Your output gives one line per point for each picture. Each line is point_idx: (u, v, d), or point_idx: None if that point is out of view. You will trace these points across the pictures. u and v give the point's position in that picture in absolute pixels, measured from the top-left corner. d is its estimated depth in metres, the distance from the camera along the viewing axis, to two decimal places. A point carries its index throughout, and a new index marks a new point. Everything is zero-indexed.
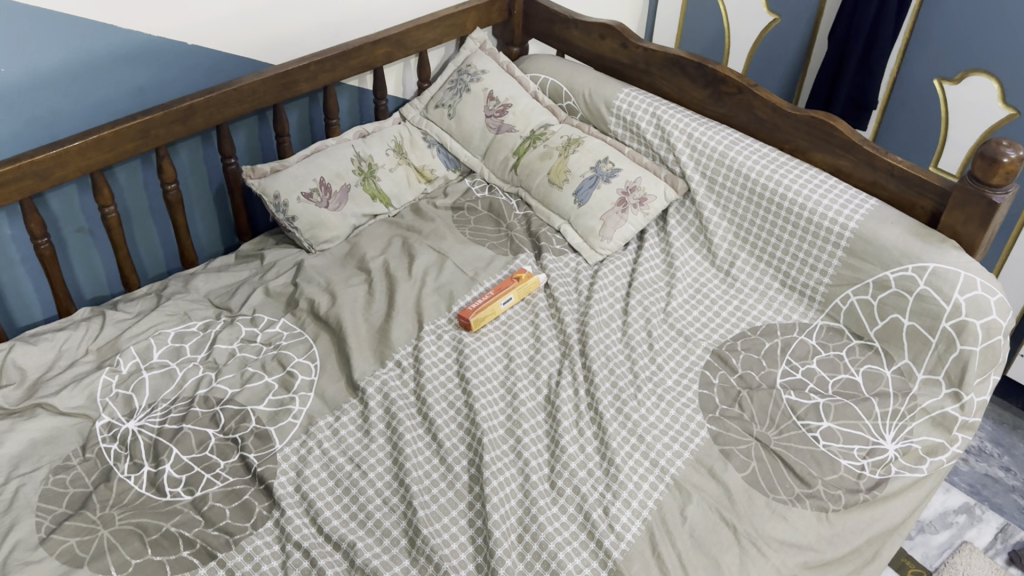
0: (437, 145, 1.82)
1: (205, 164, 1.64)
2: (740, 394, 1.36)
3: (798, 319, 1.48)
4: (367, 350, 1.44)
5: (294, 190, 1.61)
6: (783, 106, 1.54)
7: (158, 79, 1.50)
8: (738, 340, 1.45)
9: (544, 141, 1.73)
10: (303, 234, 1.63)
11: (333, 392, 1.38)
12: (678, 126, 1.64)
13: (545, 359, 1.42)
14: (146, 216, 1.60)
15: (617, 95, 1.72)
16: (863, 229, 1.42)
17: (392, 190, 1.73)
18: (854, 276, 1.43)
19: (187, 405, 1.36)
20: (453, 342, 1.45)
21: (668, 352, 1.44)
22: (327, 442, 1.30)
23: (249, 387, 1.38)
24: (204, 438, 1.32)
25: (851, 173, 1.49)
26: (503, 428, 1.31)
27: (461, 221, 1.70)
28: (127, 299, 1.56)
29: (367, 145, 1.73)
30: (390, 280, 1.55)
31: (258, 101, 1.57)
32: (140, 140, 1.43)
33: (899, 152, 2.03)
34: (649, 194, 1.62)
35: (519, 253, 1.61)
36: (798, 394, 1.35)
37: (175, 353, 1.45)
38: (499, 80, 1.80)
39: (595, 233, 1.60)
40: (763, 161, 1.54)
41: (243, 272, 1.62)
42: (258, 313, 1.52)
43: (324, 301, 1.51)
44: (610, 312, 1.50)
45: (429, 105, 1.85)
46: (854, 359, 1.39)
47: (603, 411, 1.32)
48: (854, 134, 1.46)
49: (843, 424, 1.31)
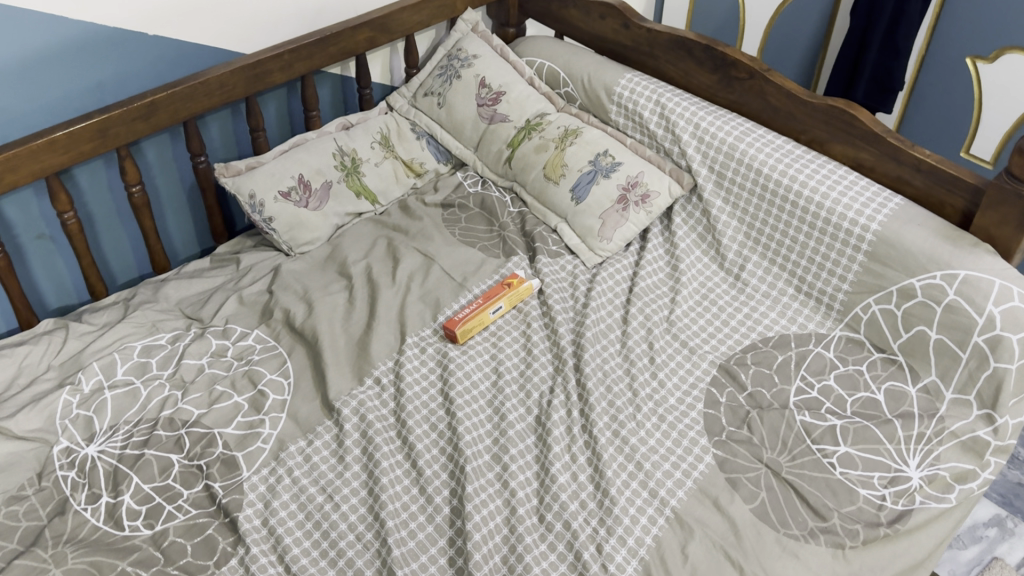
0: (427, 136, 1.70)
1: (175, 163, 1.52)
2: (749, 415, 1.23)
3: (814, 329, 1.34)
4: (344, 365, 1.33)
5: (271, 188, 1.50)
6: (800, 93, 1.39)
7: (118, 73, 1.37)
8: (747, 352, 1.32)
9: (539, 132, 1.60)
10: (281, 236, 1.52)
11: (306, 413, 1.28)
12: (684, 115, 1.49)
13: (536, 376, 1.30)
14: (112, 220, 1.49)
15: (619, 81, 1.57)
16: (887, 231, 1.27)
17: (378, 186, 1.62)
18: (876, 283, 1.29)
19: (150, 428, 1.27)
20: (437, 357, 1.34)
21: (670, 367, 1.31)
22: (298, 471, 1.20)
23: (216, 409, 1.28)
24: (167, 465, 1.22)
25: (873, 167, 1.34)
26: (488, 455, 1.21)
27: (452, 219, 1.58)
28: (93, 309, 1.46)
29: (350, 138, 1.62)
30: (372, 287, 1.44)
31: (227, 95, 1.45)
32: (97, 140, 1.32)
33: (925, 135, 1.88)
34: (652, 191, 1.48)
35: (512, 255, 1.49)
36: (812, 416, 1.22)
37: (141, 369, 1.35)
38: (492, 65, 1.67)
39: (594, 234, 1.48)
40: (777, 154, 1.39)
41: (217, 278, 1.52)
42: (231, 324, 1.42)
43: (300, 312, 1.41)
44: (608, 321, 1.38)
45: (417, 93, 1.72)
46: (875, 376, 1.25)
47: (598, 436, 1.20)
48: (877, 125, 1.31)
49: (863, 449, 1.18)
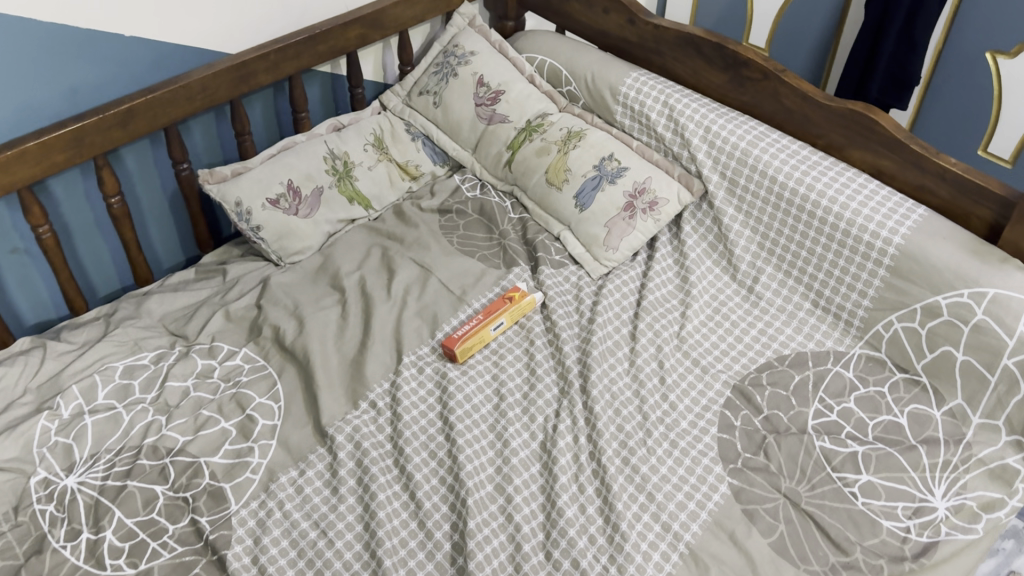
0: (422, 137, 1.63)
1: (157, 171, 1.44)
2: (766, 440, 1.17)
3: (832, 346, 1.27)
4: (338, 388, 1.26)
5: (258, 196, 1.43)
6: (818, 95, 1.31)
7: (93, 77, 1.29)
8: (763, 372, 1.25)
9: (541, 134, 1.52)
10: (270, 245, 1.45)
11: (298, 439, 1.21)
12: (693, 117, 1.42)
13: (540, 398, 1.23)
14: (91, 231, 1.41)
15: (624, 80, 1.50)
16: (910, 246, 1.20)
17: (371, 191, 1.55)
18: (898, 300, 1.22)
19: (133, 458, 1.20)
20: (436, 378, 1.27)
21: (682, 387, 1.24)
22: (290, 504, 1.14)
23: (203, 436, 1.22)
24: (150, 497, 1.15)
25: (894, 175, 1.27)
26: (490, 485, 1.14)
27: (449, 226, 1.51)
28: (72, 325, 1.39)
29: (342, 140, 1.54)
30: (367, 302, 1.37)
31: (210, 98, 1.37)
32: (72, 149, 1.24)
33: (940, 130, 1.80)
34: (660, 198, 1.41)
35: (513, 266, 1.42)
36: (833, 441, 1.16)
37: (123, 392, 1.28)
38: (490, 62, 1.59)
39: (599, 243, 1.41)
40: (793, 161, 1.32)
41: (203, 291, 1.44)
42: (217, 342, 1.35)
43: (291, 329, 1.34)
44: (616, 338, 1.31)
45: (412, 92, 1.65)
46: (898, 398, 1.19)
47: (607, 465, 1.14)
48: (900, 131, 1.24)
49: (885, 478, 1.12)
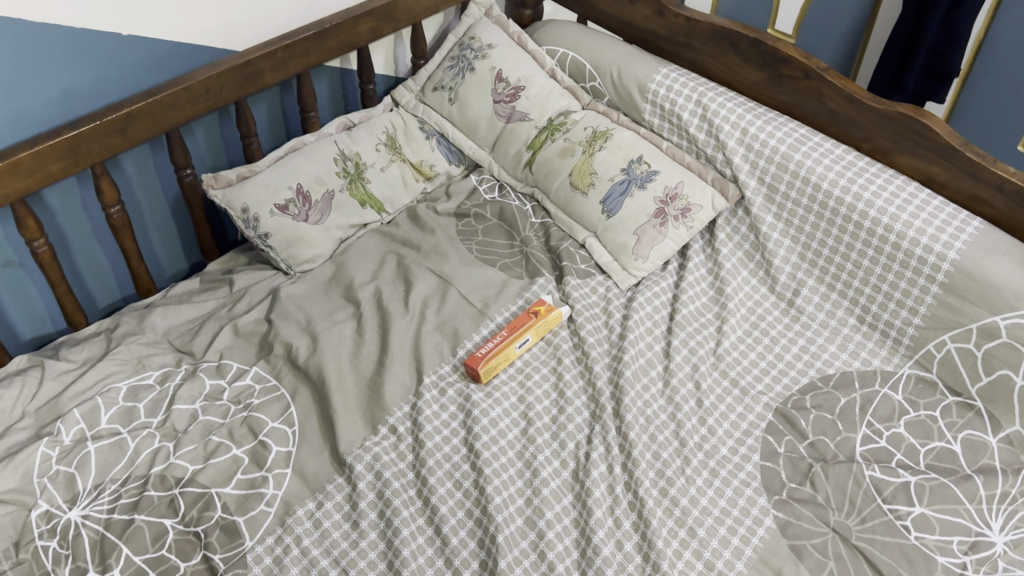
0: (437, 135, 1.55)
1: (158, 176, 1.36)
2: (812, 469, 1.10)
3: (879, 366, 1.20)
4: (355, 412, 1.19)
5: (266, 202, 1.35)
6: (864, 96, 1.23)
7: (88, 80, 1.20)
8: (806, 394, 1.18)
9: (563, 133, 1.44)
10: (279, 253, 1.37)
11: (314, 467, 1.14)
12: (729, 117, 1.33)
13: (571, 423, 1.16)
14: (90, 242, 1.34)
15: (653, 76, 1.41)
16: (966, 261, 1.12)
17: (384, 193, 1.47)
18: (952, 318, 1.15)
19: (140, 488, 1.13)
20: (459, 401, 1.20)
21: (720, 411, 1.18)
22: (307, 539, 1.07)
23: (213, 464, 1.15)
24: (160, 532, 1.08)
25: (946, 183, 1.19)
26: (520, 519, 1.07)
27: (467, 232, 1.43)
28: (72, 342, 1.31)
29: (353, 140, 1.46)
30: (383, 317, 1.29)
31: (214, 100, 1.28)
32: (67, 159, 1.15)
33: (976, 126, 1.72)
34: (693, 204, 1.33)
35: (537, 276, 1.35)
36: (883, 470, 1.09)
37: (128, 416, 1.21)
38: (509, 56, 1.51)
39: (628, 252, 1.33)
40: (838, 167, 1.24)
41: (209, 303, 1.37)
42: (225, 360, 1.27)
43: (304, 346, 1.26)
44: (648, 355, 1.24)
45: (426, 87, 1.57)
46: (951, 423, 1.12)
47: (645, 497, 1.07)
48: (954, 137, 1.16)
49: (940, 510, 1.05)
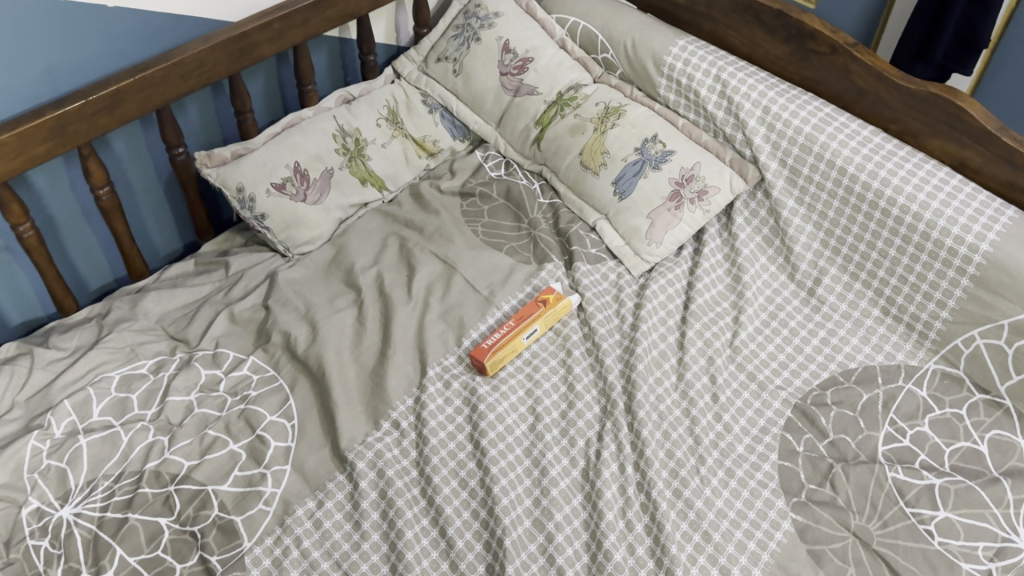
0: (440, 109, 1.48)
1: (149, 154, 1.29)
2: (832, 470, 1.06)
3: (903, 360, 1.16)
4: (357, 405, 1.14)
5: (262, 180, 1.29)
6: (895, 75, 1.15)
7: (75, 55, 1.13)
8: (827, 389, 1.14)
9: (574, 108, 1.38)
10: (276, 235, 1.31)
11: (314, 464, 1.10)
12: (749, 94, 1.26)
13: (581, 419, 1.12)
14: (79, 224, 1.28)
15: (670, 49, 1.33)
16: (999, 253, 1.07)
17: (386, 170, 1.41)
18: (983, 313, 1.10)
19: (134, 485, 1.09)
20: (465, 394, 1.15)
21: (737, 407, 1.13)
22: (307, 541, 1.03)
23: (209, 460, 1.10)
24: (154, 532, 1.04)
25: (980, 169, 1.13)
26: (528, 521, 1.03)
27: (473, 213, 1.37)
28: (62, 328, 1.26)
29: (353, 114, 1.40)
30: (385, 304, 1.24)
31: (207, 75, 1.21)
32: (53, 140, 1.09)
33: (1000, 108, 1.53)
34: (710, 185, 1.27)
35: (545, 262, 1.29)
36: (906, 471, 1.05)
37: (121, 408, 1.16)
38: (516, 25, 1.44)
39: (641, 236, 1.27)
40: (865, 150, 1.17)
41: (205, 287, 1.32)
42: (222, 349, 1.22)
43: (303, 335, 1.21)
44: (662, 347, 1.19)
45: (429, 58, 1.50)
46: (978, 423, 1.08)
47: (658, 500, 1.03)
48: (991, 121, 1.09)
49: (965, 514, 1.01)
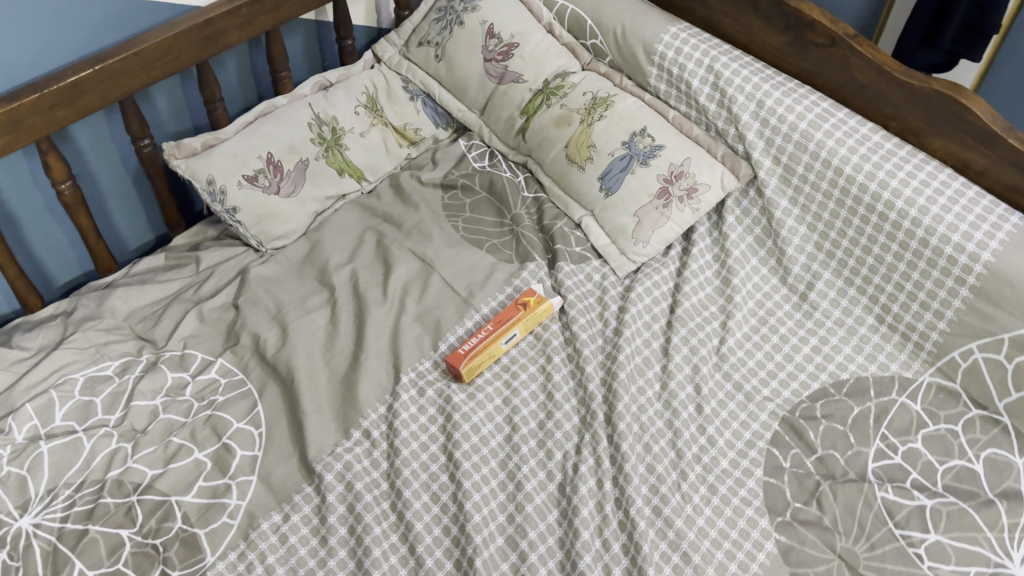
0: (423, 96, 1.42)
1: (115, 146, 1.24)
2: (819, 488, 1.01)
3: (897, 371, 1.11)
4: (327, 413, 1.10)
5: (233, 172, 1.23)
6: (896, 69, 1.09)
7: (32, 44, 1.07)
8: (816, 402, 1.09)
9: (560, 98, 1.31)
10: (249, 229, 1.26)
11: (281, 475, 1.05)
12: (743, 86, 1.20)
13: (559, 431, 1.07)
14: (41, 217, 1.23)
15: (662, 36, 1.27)
16: (1001, 263, 1.01)
17: (365, 160, 1.35)
18: (982, 326, 1.04)
19: (96, 494, 1.04)
20: (439, 403, 1.10)
21: (722, 418, 1.09)
22: (272, 557, 0.98)
23: (173, 470, 1.05)
24: (115, 545, 0.99)
25: (983, 171, 1.07)
26: (501, 538, 0.99)
27: (454, 207, 1.32)
28: (26, 326, 1.21)
29: (330, 102, 1.34)
30: (359, 305, 1.19)
31: (173, 64, 1.15)
32: (9, 134, 1.02)
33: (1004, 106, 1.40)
34: (700, 183, 1.21)
35: (527, 261, 1.24)
36: (897, 491, 1.00)
37: (84, 412, 1.11)
38: (502, 8, 1.37)
39: (627, 235, 1.22)
40: (864, 149, 1.11)
41: (175, 283, 1.27)
42: (190, 350, 1.18)
43: (272, 338, 1.17)
44: (646, 354, 1.14)
45: (410, 42, 1.44)
46: (973, 440, 1.03)
47: (637, 518, 0.98)
48: (996, 122, 1.02)
49: (956, 538, 0.96)
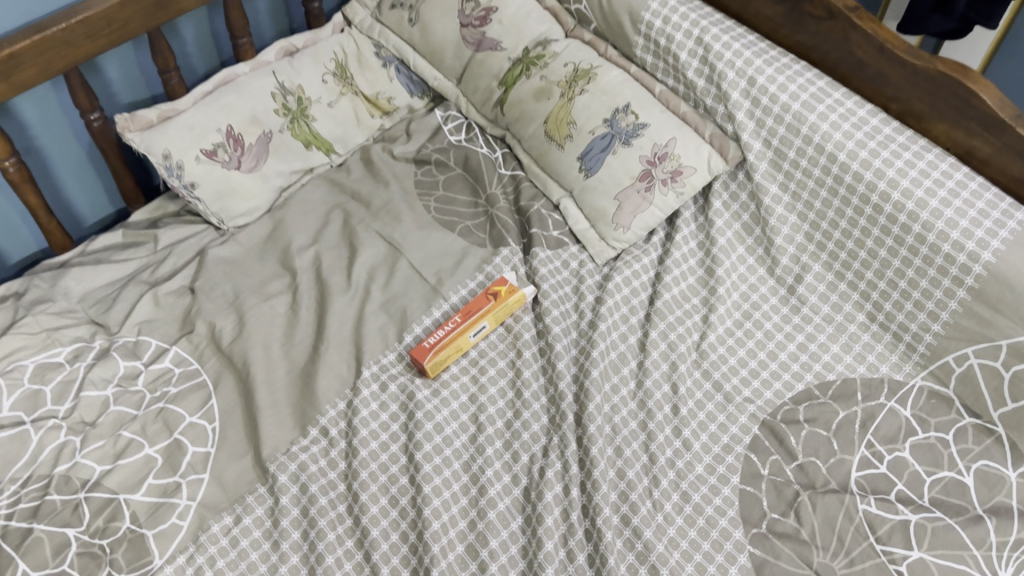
0: (396, 62, 1.34)
1: (64, 118, 1.17)
2: (798, 498, 0.95)
3: (887, 373, 1.05)
4: (284, 409, 1.04)
5: (191, 147, 1.15)
6: (899, 47, 1.00)
7: None
8: (799, 405, 1.03)
9: (540, 69, 1.22)
10: (209, 206, 1.18)
11: (234, 474, 1.00)
12: (734, 60, 1.11)
13: (525, 432, 1.02)
14: None
15: (649, 3, 1.17)
16: (1002, 265, 0.93)
17: (333, 132, 1.28)
18: (979, 330, 0.97)
19: (42, 491, 0.97)
20: (402, 399, 1.05)
21: (699, 420, 1.03)
22: (222, 561, 0.93)
23: (123, 466, 0.99)
24: (62, 544, 0.92)
25: (989, 160, 0.98)
26: (460, 546, 0.94)
27: (426, 185, 1.25)
28: None
29: (296, 70, 1.26)
30: (322, 291, 1.13)
31: (119, 33, 1.07)
32: None
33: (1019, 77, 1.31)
34: (685, 165, 1.13)
35: (501, 246, 1.17)
36: (880, 504, 0.94)
37: (33, 401, 1.04)
38: None
39: (607, 219, 1.15)
40: (860, 134, 1.03)
41: (131, 263, 1.20)
42: (144, 337, 1.11)
43: (228, 327, 1.11)
44: (622, 349, 1.08)
45: (382, 4, 1.35)
46: (964, 451, 0.97)
47: (604, 529, 0.92)
48: (1005, 108, 0.93)
49: (941, 555, 0.90)
